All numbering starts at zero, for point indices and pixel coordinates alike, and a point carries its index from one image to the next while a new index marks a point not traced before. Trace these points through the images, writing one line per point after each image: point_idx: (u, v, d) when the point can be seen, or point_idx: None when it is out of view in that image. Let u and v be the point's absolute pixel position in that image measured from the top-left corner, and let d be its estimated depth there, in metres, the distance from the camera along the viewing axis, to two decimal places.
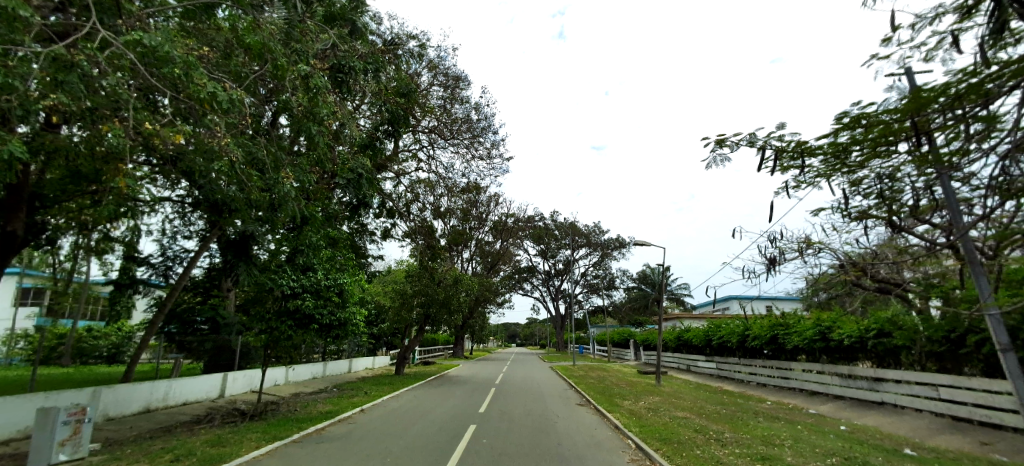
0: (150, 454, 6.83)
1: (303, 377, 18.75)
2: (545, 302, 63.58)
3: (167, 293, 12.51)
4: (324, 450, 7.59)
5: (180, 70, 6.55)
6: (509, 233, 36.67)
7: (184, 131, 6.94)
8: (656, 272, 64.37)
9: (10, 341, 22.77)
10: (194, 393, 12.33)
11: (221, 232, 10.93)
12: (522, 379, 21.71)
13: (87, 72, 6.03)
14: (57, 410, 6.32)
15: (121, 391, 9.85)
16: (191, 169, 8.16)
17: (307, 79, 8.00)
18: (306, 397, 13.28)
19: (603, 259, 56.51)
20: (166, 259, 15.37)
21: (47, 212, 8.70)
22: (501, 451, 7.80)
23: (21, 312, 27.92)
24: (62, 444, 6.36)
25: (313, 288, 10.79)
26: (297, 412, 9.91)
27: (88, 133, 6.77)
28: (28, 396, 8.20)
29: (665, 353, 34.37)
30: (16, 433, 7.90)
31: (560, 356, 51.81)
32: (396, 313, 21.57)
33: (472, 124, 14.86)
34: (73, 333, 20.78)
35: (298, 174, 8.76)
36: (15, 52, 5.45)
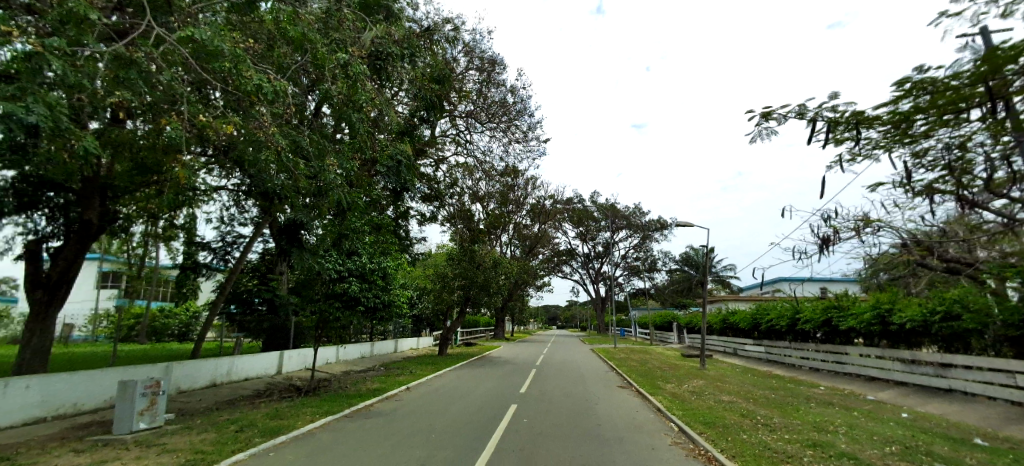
0: (216, 425, 7.42)
1: (353, 357, 19.57)
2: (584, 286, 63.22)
3: (227, 276, 13.04)
4: (374, 427, 7.96)
5: (229, 63, 6.95)
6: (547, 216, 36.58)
7: (234, 121, 7.26)
8: (699, 254, 62.98)
9: (95, 320, 25.04)
10: (254, 370, 13.13)
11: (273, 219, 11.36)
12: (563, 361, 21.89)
13: (147, 69, 6.54)
14: (134, 383, 6.88)
15: (190, 366, 10.60)
16: (243, 160, 8.39)
17: (347, 67, 8.12)
18: (355, 375, 13.85)
19: (645, 242, 55.66)
20: (225, 244, 16.15)
21: (118, 202, 8.92)
22: (540, 432, 7.94)
23: (102, 293, 30.49)
24: (141, 413, 7.02)
25: (359, 272, 10.67)
26: (348, 388, 10.38)
27: (151, 126, 7.26)
28: (110, 369, 9.01)
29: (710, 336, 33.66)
30: (102, 402, 8.72)
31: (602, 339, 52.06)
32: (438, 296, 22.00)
33: (509, 108, 14.73)
34: (147, 313, 22.51)
35: (341, 161, 8.92)
36: (83, 52, 6.01)
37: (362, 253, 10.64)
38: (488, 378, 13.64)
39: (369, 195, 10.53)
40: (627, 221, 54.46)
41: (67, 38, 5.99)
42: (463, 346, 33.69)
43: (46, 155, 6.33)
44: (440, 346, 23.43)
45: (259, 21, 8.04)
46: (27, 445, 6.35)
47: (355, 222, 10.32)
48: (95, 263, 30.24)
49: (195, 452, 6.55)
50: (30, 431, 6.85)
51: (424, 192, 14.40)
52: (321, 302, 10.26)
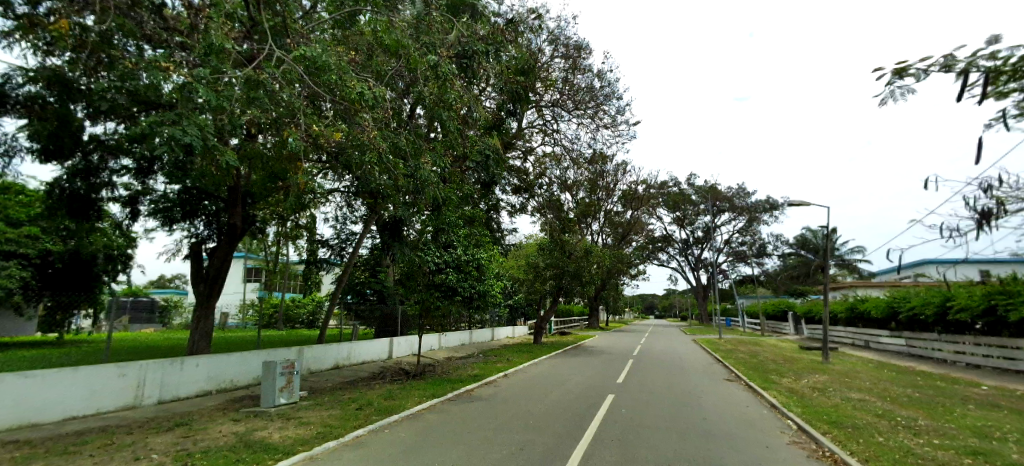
0: (341, 402, 8.30)
1: (454, 344, 20.74)
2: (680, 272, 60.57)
3: (343, 270, 14.39)
4: (477, 410, 8.35)
5: (335, 74, 7.60)
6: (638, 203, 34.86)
7: (341, 129, 7.92)
8: (819, 237, 57.04)
9: (245, 309, 29.50)
10: (370, 354, 14.45)
11: (380, 217, 12.26)
12: (661, 351, 21.15)
13: (271, 88, 7.38)
14: (274, 364, 7.87)
15: (318, 350, 11.95)
16: (349, 162, 8.73)
17: (436, 68, 8.40)
18: (457, 361, 14.65)
19: (752, 224, 51.89)
20: (340, 241, 17.37)
21: (256, 206, 10.14)
22: (640, 423, 7.74)
23: (249, 286, 35.68)
24: (280, 390, 8.04)
25: (454, 264, 11.36)
26: (451, 374, 11.00)
27: (276, 139, 8.08)
28: (256, 352, 10.45)
29: (835, 326, 30.42)
30: (251, 380, 10.18)
31: (707, 329, 50.11)
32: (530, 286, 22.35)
33: (595, 93, 14.39)
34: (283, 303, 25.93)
35: (434, 159, 9.37)
36: (222, 78, 6.95)
37: (457, 245, 11.13)
38: (583, 367, 13.61)
39: (462, 190, 10.95)
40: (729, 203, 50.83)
41: (210, 67, 6.96)
42: (558, 335, 34.13)
43: (201, 170, 7.45)
44: (535, 335, 23.94)
45: (359, 33, 8.64)
46: (200, 412, 7.60)
47: (451, 216, 10.80)
48: (242, 261, 35.52)
49: (324, 426, 7.38)
50: (200, 402, 8.19)
51: (514, 184, 14.89)
52: (423, 291, 11.01)
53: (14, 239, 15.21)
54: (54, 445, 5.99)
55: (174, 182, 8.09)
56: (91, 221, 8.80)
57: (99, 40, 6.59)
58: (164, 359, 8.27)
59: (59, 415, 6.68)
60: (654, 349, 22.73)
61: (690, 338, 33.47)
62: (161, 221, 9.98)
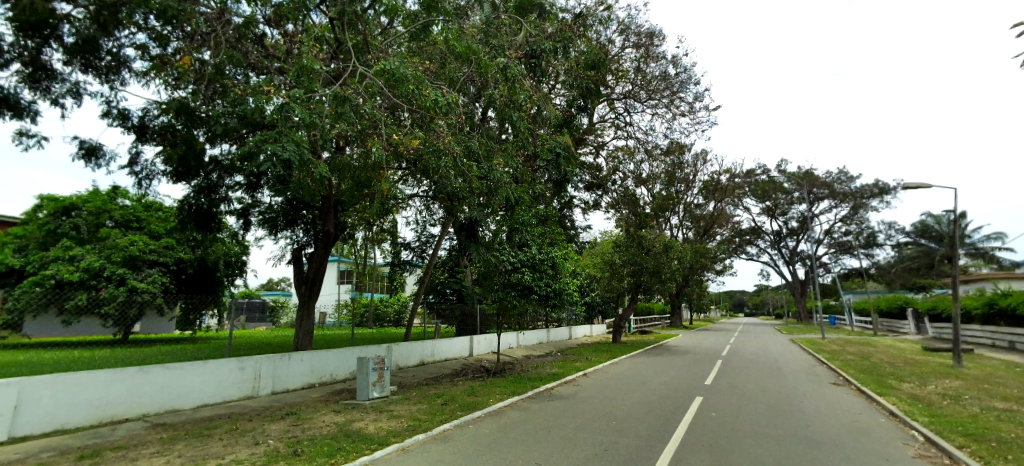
0: (428, 397, 8.71)
1: (531, 342, 20.98)
2: (773, 265, 57.39)
3: (424, 271, 15.07)
4: (558, 409, 8.34)
5: (412, 85, 7.96)
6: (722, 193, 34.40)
7: (419, 136, 8.25)
8: (943, 222, 50.34)
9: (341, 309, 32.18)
10: (452, 352, 15.03)
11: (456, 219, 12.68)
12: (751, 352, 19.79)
13: (355, 103, 7.89)
14: (367, 360, 8.42)
15: (404, 347, 12.64)
16: (426, 167, 8.93)
17: (507, 70, 8.51)
18: (536, 360, 14.78)
19: (856, 211, 47.48)
20: (421, 242, 18.45)
21: (346, 213, 10.86)
22: (734, 427, 7.27)
23: (342, 287, 38.74)
24: (373, 384, 8.58)
25: (529, 263, 11.25)
26: (530, 372, 11.11)
27: (361, 150, 8.53)
28: (351, 348, 11.26)
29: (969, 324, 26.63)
30: (348, 374, 10.99)
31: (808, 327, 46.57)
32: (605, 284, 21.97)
33: (670, 80, 13.93)
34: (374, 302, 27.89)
35: (507, 160, 9.51)
36: (314, 96, 7.55)
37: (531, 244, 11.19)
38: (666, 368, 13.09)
39: (534, 189, 10.99)
40: (829, 189, 47.22)
41: (304, 88, 7.58)
42: (638, 333, 33.35)
43: (299, 182, 8.13)
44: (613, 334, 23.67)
45: (432, 43, 8.96)
46: (306, 403, 8.35)
47: (526, 215, 10.88)
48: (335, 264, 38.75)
49: (414, 419, 7.77)
50: (305, 394, 8.99)
51: (587, 181, 14.86)
52: (500, 291, 10.74)
53: (154, 249, 16.55)
54: (192, 429, 6.91)
55: (277, 194, 8.90)
56: (213, 232, 9.96)
57: (214, 72, 7.28)
58: (274, 355, 9.18)
59: (195, 401, 7.77)
60: (742, 349, 21.31)
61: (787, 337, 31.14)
62: (269, 230, 11.03)
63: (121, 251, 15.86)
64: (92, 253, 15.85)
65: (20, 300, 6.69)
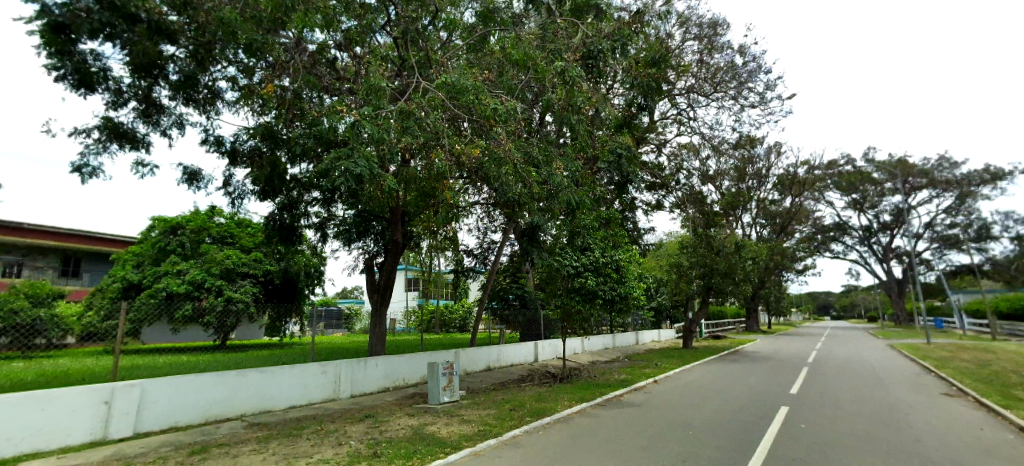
0: (497, 402, 8.82)
1: (596, 348, 20.66)
2: (865, 264, 53.22)
3: (488, 277, 15.32)
4: (630, 417, 8.12)
5: (472, 95, 8.18)
6: (800, 186, 32.65)
7: (480, 145, 8.41)
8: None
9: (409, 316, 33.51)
10: (517, 357, 15.14)
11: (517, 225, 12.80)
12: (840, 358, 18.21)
13: (419, 116, 8.19)
14: (437, 364, 8.68)
15: (471, 353, 12.90)
16: (488, 174, 9.05)
17: (565, 74, 8.52)
18: (603, 366, 14.53)
19: (964, 201, 43.02)
20: (483, 249, 18.42)
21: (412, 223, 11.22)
22: (827, 440, 6.69)
23: (410, 294, 40.52)
24: (444, 388, 8.80)
25: (592, 266, 11.03)
26: (598, 378, 10.94)
27: (426, 162, 8.67)
28: (422, 353, 11.67)
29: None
30: (419, 379, 11.35)
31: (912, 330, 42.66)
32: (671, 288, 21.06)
33: (737, 71, 13.42)
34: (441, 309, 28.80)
35: (567, 163, 9.51)
36: (381, 112, 7.94)
37: (594, 247, 11.04)
38: (743, 375, 12.37)
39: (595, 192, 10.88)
40: (926, 178, 43.15)
41: (372, 105, 7.99)
42: (711, 338, 31.98)
43: (370, 195, 8.54)
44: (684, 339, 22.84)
45: (490, 53, 9.14)
46: (382, 406, 8.71)
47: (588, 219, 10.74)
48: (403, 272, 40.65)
49: (485, 424, 7.88)
50: (381, 397, 9.40)
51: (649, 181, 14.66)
52: (563, 296, 10.84)
53: (246, 262, 18.23)
54: (284, 428, 7.44)
55: (350, 207, 9.38)
56: (294, 245, 10.65)
57: (293, 96, 7.90)
58: (352, 359, 9.70)
59: (286, 402, 8.39)
60: (828, 355, 19.65)
61: (888, 343, 28.44)
62: (343, 241, 11.69)
63: (218, 264, 17.64)
64: (195, 267, 17.67)
65: (140, 310, 7.55)
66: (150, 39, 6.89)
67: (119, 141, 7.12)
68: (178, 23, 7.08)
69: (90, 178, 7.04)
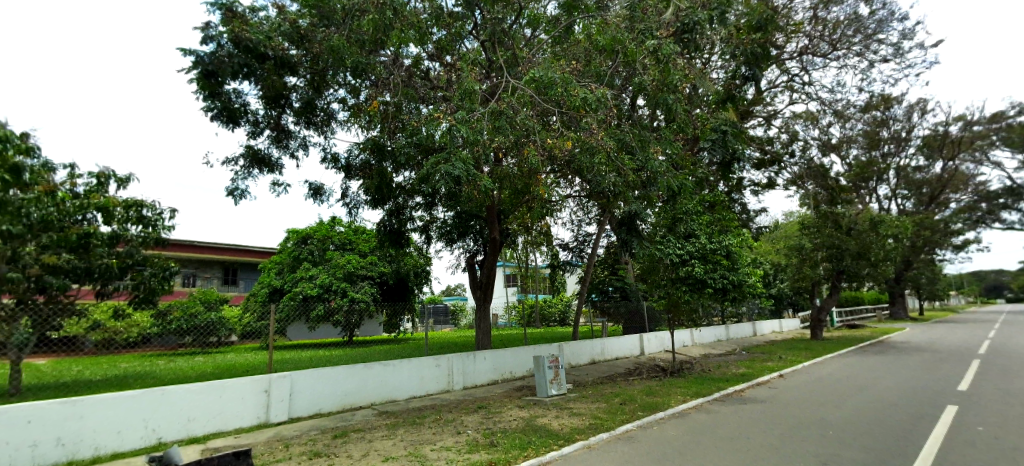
0: (605, 395, 8.77)
1: (708, 340, 19.62)
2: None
3: (586, 269, 15.26)
4: (753, 414, 7.53)
5: (561, 87, 8.15)
6: (953, 148, 32.13)
7: (572, 137, 8.35)
8: None
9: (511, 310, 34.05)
10: (621, 350, 14.90)
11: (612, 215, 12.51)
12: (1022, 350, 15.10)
13: (509, 115, 8.36)
14: (543, 358, 8.80)
15: (574, 346, 12.92)
16: (581, 167, 8.95)
17: (657, 53, 8.12)
18: (716, 359, 13.74)
19: None
20: (579, 243, 18.11)
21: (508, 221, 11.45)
22: (1015, 446, 5.55)
23: (509, 291, 41.84)
24: (551, 381, 8.91)
25: (699, 254, 10.42)
26: (712, 372, 10.35)
27: (520, 160, 8.81)
28: (527, 347, 11.95)
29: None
30: (526, 372, 11.62)
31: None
32: (791, 272, 19.35)
33: (861, 26, 13.27)
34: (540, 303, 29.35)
35: (664, 146, 9.10)
36: (473, 115, 8.20)
37: (699, 234, 10.41)
38: (889, 369, 10.82)
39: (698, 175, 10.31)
40: None
41: (466, 110, 8.29)
42: (845, 327, 28.64)
43: (468, 197, 8.86)
44: (814, 330, 20.77)
45: (576, 43, 9.05)
46: (492, 398, 9.07)
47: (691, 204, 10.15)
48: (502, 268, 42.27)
49: (595, 417, 7.83)
50: (492, 389, 9.80)
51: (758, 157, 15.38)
52: (669, 286, 10.35)
53: (364, 265, 20.01)
54: (408, 417, 8.07)
55: (450, 208, 9.80)
56: (403, 248, 11.48)
57: (394, 109, 8.50)
58: (462, 353, 10.22)
59: (407, 393, 9.09)
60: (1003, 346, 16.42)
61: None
62: (446, 242, 12.30)
63: (342, 268, 19.61)
64: (324, 271, 19.93)
65: (283, 311, 8.68)
66: (276, 74, 7.87)
67: (259, 166, 8.17)
68: (296, 56, 7.96)
69: (240, 199, 8.18)
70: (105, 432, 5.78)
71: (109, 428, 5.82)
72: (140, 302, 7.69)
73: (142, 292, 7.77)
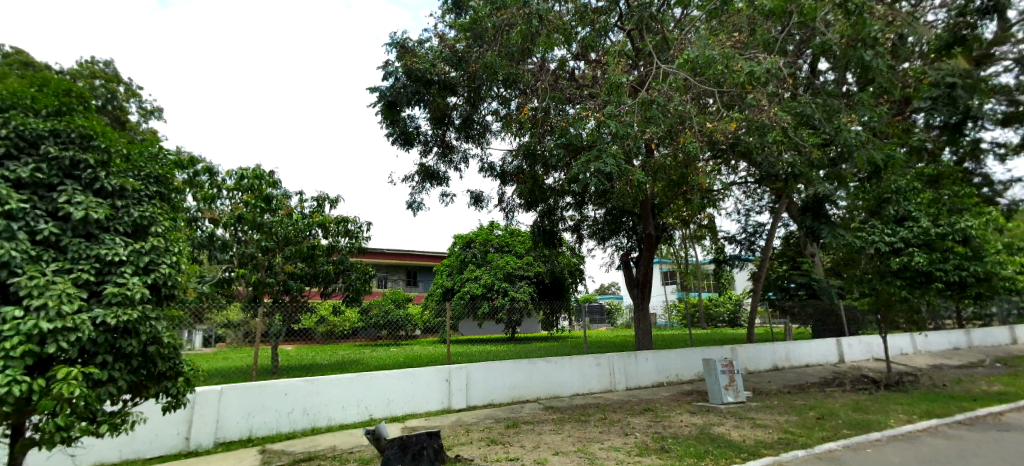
0: (797, 407, 7.82)
1: (939, 348, 15.89)
2: None
3: (760, 263, 13.81)
4: (1020, 444, 5.80)
5: (721, 64, 7.33)
6: None
7: (739, 117, 7.53)
8: None
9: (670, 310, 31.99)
10: (813, 356, 13.07)
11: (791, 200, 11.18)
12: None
13: (662, 103, 7.88)
14: (715, 361, 8.24)
15: (751, 350, 11.67)
16: (748, 149, 8.05)
17: (847, 4, 6.87)
18: (954, 372, 11.00)
19: None
20: (749, 234, 16.18)
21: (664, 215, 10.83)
22: None
23: (667, 288, 39.75)
24: (726, 388, 8.25)
25: (921, 241, 8.35)
26: (948, 388, 8.32)
27: (673, 148, 8.17)
28: (694, 348, 11.20)
29: None
30: (694, 375, 10.91)
31: None
32: None
33: None
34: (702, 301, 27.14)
35: (861, 112, 7.77)
36: (621, 108, 7.93)
37: (918, 215, 8.44)
38: None
39: None
40: None
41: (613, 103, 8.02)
42: None
43: (621, 194, 8.58)
44: None
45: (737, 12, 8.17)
46: (659, 401, 8.72)
47: None
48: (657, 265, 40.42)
49: (785, 431, 6.89)
50: (658, 392, 9.43)
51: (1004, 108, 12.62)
52: (874, 279, 8.85)
53: (521, 266, 21.17)
54: (574, 413, 8.22)
55: (599, 205, 9.69)
56: (556, 247, 11.78)
57: (543, 114, 8.73)
58: (623, 353, 10.04)
59: (570, 390, 9.28)
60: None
61: None
62: (598, 241, 12.27)
63: (501, 269, 21.06)
64: (485, 272, 21.54)
65: (455, 309, 9.62)
66: (441, 96, 8.76)
67: (430, 180, 9.18)
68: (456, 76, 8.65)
69: (418, 211, 9.29)
70: (334, 408, 7.33)
71: (337, 404, 7.36)
72: (350, 301, 9.28)
73: (351, 292, 9.36)
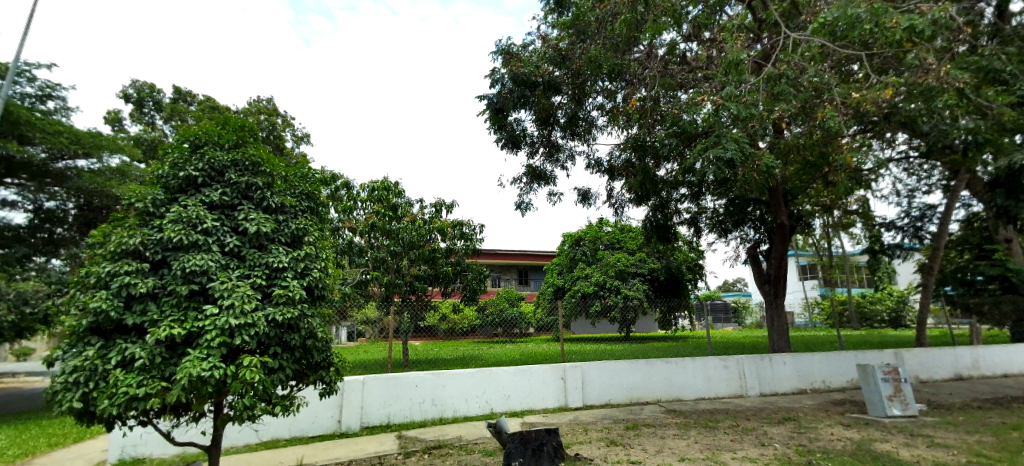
0: (991, 426, 6.42)
1: None
2: None
3: (931, 253, 11.74)
4: None
5: (868, 20, 6.17)
6: None
7: (896, 81, 6.39)
8: None
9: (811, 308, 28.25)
10: (1015, 365, 10.80)
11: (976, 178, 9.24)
12: None
13: (792, 76, 7.03)
14: (872, 367, 7.20)
15: (922, 355, 9.93)
16: (910, 117, 6.82)
17: None
18: None
19: None
20: (914, 219, 13.55)
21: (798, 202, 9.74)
22: None
23: (807, 284, 35.84)
24: (890, 399, 7.11)
25: None
26: None
27: (808, 125, 7.12)
28: (845, 352, 9.86)
29: None
30: (846, 382, 9.61)
31: None
32: None
33: None
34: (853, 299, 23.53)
35: None
36: (743, 86, 7.21)
37: None
38: None
39: None
40: None
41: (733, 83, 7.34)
42: None
43: (747, 181, 7.80)
44: None
45: None
46: (803, 410, 7.79)
47: None
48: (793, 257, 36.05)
49: (976, 455, 5.64)
50: (800, 400, 8.46)
51: None
52: None
53: (633, 263, 20.42)
54: (699, 419, 7.71)
55: (721, 195, 8.97)
56: (672, 242, 11.23)
57: (653, 103, 8.30)
58: (756, 355, 9.19)
59: (694, 393, 8.76)
60: None
61: None
62: (719, 234, 11.51)
63: (613, 267, 20.34)
64: (595, 269, 21.19)
65: (567, 307, 9.64)
66: (545, 96, 8.84)
67: (538, 181, 9.31)
68: (560, 75, 8.66)
69: (526, 211, 9.48)
70: (461, 400, 7.79)
71: (463, 397, 7.81)
72: (467, 300, 9.82)
73: (468, 291, 9.91)
